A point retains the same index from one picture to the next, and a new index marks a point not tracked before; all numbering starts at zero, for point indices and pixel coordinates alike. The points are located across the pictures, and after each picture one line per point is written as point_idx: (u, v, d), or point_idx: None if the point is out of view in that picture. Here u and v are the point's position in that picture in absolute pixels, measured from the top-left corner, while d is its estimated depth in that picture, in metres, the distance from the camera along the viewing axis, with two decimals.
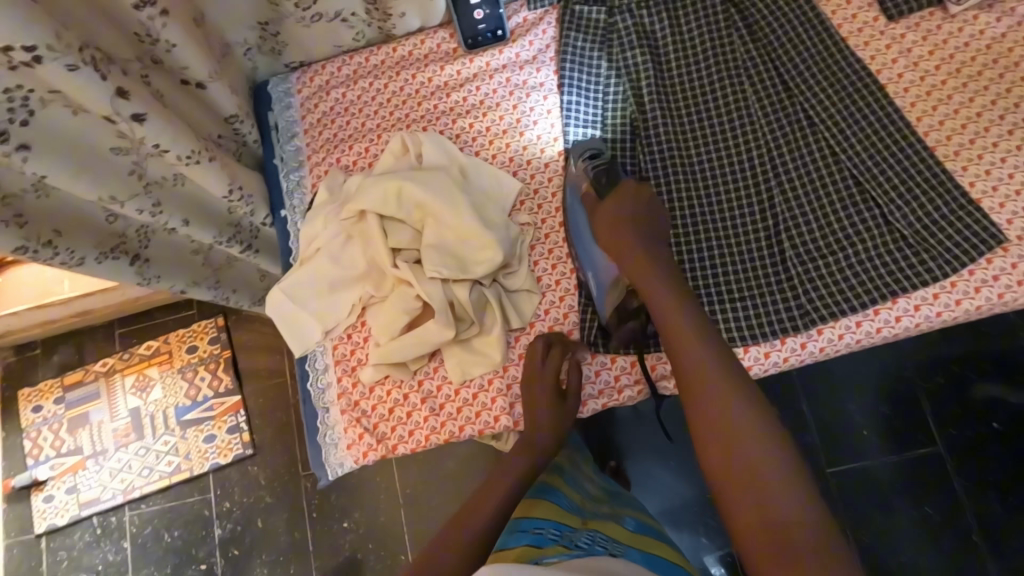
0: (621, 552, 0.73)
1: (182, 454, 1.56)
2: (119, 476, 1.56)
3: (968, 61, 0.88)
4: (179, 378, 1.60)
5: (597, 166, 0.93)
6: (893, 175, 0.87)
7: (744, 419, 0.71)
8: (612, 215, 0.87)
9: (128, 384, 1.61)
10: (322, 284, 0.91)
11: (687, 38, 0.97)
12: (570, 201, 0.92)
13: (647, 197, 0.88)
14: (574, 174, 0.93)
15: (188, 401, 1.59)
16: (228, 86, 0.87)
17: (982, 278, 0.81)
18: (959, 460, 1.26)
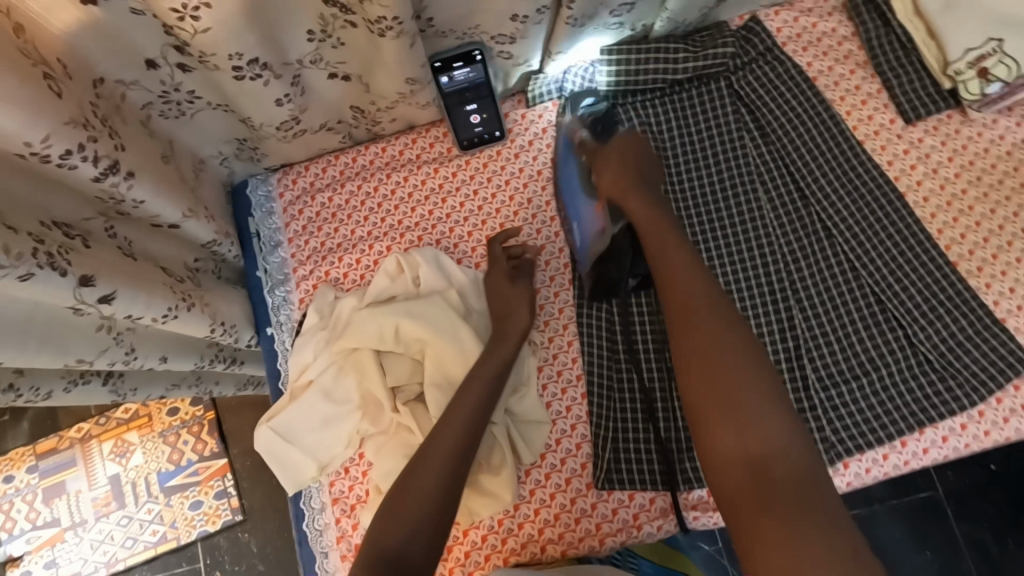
0: (633, 564, 0.89)
1: (167, 523, 1.48)
2: (101, 548, 1.47)
3: (988, 168, 0.85)
4: (161, 442, 1.51)
5: (593, 117, 0.91)
6: (917, 294, 0.83)
7: (737, 360, 0.66)
8: (611, 161, 0.83)
9: (106, 450, 1.51)
10: (316, 422, 0.85)
11: (696, 140, 0.91)
12: (563, 157, 0.89)
13: (647, 153, 0.85)
14: (570, 137, 0.90)
15: (171, 466, 1.50)
16: (203, 216, 0.80)
17: (1010, 407, 0.79)
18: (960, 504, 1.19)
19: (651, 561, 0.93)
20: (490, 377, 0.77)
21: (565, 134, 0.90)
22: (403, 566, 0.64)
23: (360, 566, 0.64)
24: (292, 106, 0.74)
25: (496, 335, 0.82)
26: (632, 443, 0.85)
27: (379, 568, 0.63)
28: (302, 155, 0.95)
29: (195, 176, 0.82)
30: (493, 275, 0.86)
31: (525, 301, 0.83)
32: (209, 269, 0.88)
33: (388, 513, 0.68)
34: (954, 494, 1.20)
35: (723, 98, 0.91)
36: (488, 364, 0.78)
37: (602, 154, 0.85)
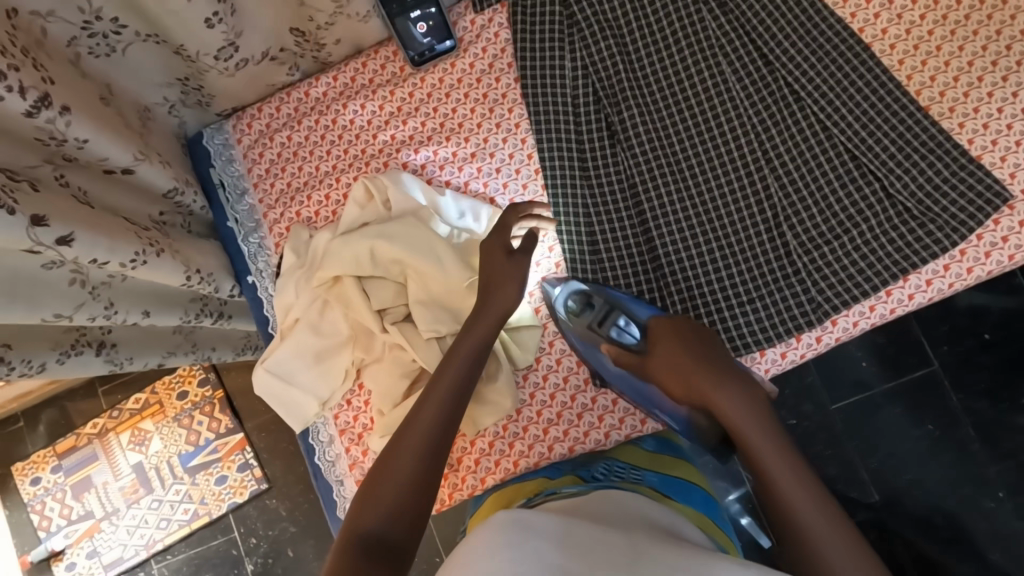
0: (636, 477, 0.75)
1: (197, 500, 1.50)
2: (138, 532, 1.50)
3: (953, 7, 0.82)
4: (177, 426, 1.51)
5: (597, 315, 0.82)
6: (890, 144, 0.82)
7: (841, 549, 0.61)
8: (667, 366, 0.77)
9: (125, 441, 1.51)
10: (311, 358, 0.85)
11: (653, 23, 0.88)
12: (580, 348, 0.84)
13: (689, 337, 0.77)
14: (577, 329, 0.83)
15: (191, 447, 1.51)
16: (158, 161, 0.78)
17: (991, 242, 0.78)
18: (966, 367, 1.15)
19: (656, 472, 0.78)
20: (472, 356, 0.74)
21: (586, 340, 0.83)
22: (384, 544, 0.59)
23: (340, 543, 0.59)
24: (224, 28, 0.71)
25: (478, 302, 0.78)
26: None
27: (355, 547, 0.58)
28: (252, 96, 0.92)
29: (144, 124, 0.79)
30: (489, 244, 0.80)
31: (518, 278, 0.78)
32: (177, 223, 0.87)
33: (371, 492, 0.64)
34: (963, 363, 1.15)
35: None
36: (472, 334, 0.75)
37: (651, 359, 0.79)
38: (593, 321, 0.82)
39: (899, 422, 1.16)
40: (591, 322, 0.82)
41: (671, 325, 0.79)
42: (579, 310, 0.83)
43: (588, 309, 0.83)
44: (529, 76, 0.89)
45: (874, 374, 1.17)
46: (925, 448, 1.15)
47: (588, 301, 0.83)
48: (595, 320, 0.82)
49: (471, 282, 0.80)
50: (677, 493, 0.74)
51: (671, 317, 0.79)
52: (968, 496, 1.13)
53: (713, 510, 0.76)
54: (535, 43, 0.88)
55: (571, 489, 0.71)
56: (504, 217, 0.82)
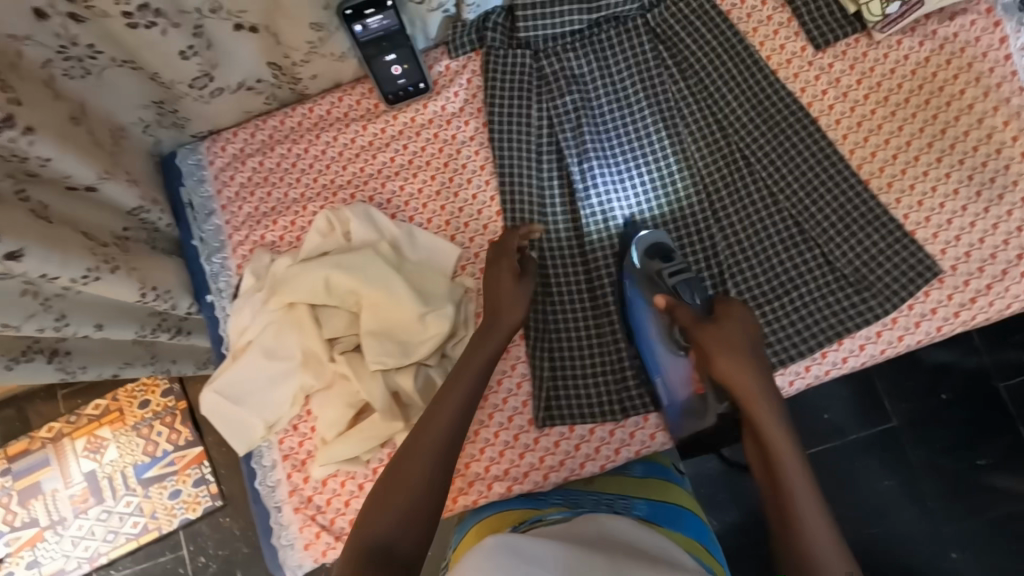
0: (626, 506, 0.79)
1: (148, 514, 1.46)
2: (82, 543, 1.45)
3: (895, 89, 0.88)
4: (134, 435, 1.47)
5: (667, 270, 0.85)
6: (831, 213, 0.86)
7: None
8: (719, 343, 0.77)
9: (80, 448, 1.47)
10: (260, 381, 0.85)
11: (616, 83, 0.92)
12: (629, 293, 0.87)
13: (751, 334, 0.78)
14: (639, 276, 0.86)
15: (146, 459, 1.47)
16: (125, 180, 0.80)
17: (921, 312, 0.82)
18: (924, 422, 1.18)
19: (647, 501, 0.82)
20: (475, 385, 0.77)
21: (632, 277, 0.86)
22: (389, 552, 0.64)
23: (350, 552, 0.63)
24: (199, 60, 0.74)
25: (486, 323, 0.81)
26: (570, 376, 0.86)
27: (366, 559, 0.62)
28: (228, 120, 0.95)
29: (115, 143, 0.82)
30: (498, 256, 0.85)
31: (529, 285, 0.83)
32: (142, 238, 0.88)
33: (377, 504, 0.68)
34: (916, 422, 1.18)
35: (640, 37, 0.92)
36: (469, 364, 0.78)
37: (705, 326, 0.79)
38: (664, 271, 0.85)
39: (855, 475, 1.18)
40: (658, 271, 0.85)
41: (741, 315, 0.79)
42: (655, 258, 0.86)
43: (659, 259, 0.86)
44: (496, 123, 0.93)
45: (833, 425, 1.19)
46: (875, 503, 1.17)
47: (666, 254, 0.86)
48: (665, 271, 0.85)
49: (422, 315, 0.81)
50: (666, 517, 0.78)
51: (745, 312, 0.80)
52: (918, 551, 1.15)
53: (704, 533, 0.79)
54: (504, 93, 0.93)
55: (557, 515, 0.74)
56: (505, 238, 0.86)
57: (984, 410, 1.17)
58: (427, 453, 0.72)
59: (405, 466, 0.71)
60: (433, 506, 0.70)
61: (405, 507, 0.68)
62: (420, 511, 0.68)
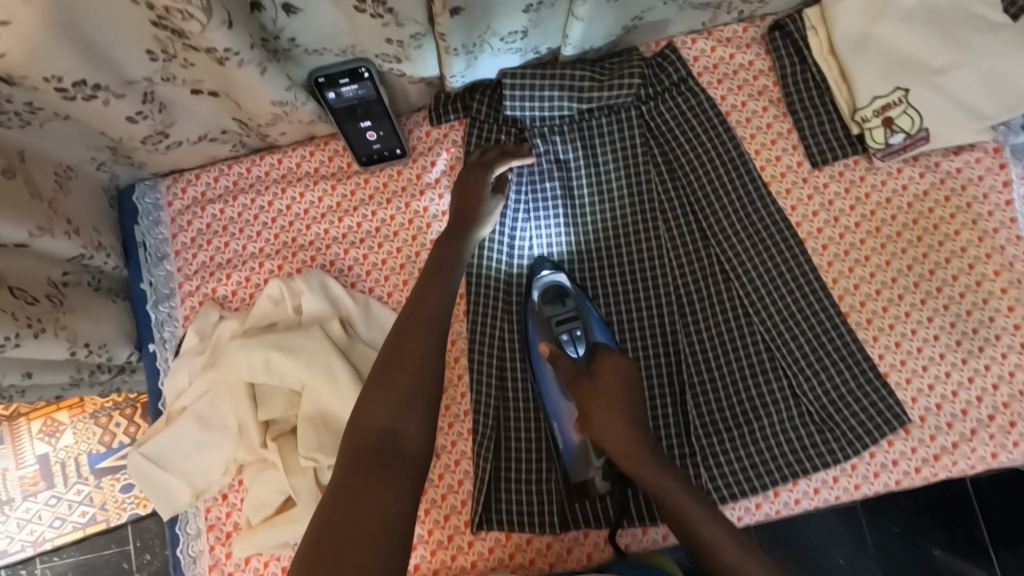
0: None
1: (97, 505, 1.27)
2: (27, 527, 1.27)
3: (888, 220, 0.84)
4: (92, 423, 1.30)
5: (561, 313, 0.84)
6: (804, 344, 0.82)
7: None
8: (589, 393, 0.78)
9: (35, 429, 1.30)
10: (190, 449, 0.81)
11: (601, 175, 0.88)
12: (529, 332, 0.87)
13: (623, 377, 0.79)
14: (539, 318, 0.86)
15: (102, 448, 1.29)
16: (65, 232, 0.75)
17: (882, 462, 0.79)
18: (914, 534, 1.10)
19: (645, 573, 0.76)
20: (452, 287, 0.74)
21: (535, 325, 0.86)
22: (392, 443, 0.61)
23: (350, 446, 0.61)
24: (150, 122, 0.69)
25: (457, 232, 0.79)
26: (514, 480, 0.83)
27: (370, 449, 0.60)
28: (191, 163, 0.90)
29: (59, 186, 0.77)
30: (471, 183, 0.82)
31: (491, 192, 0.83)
32: (82, 283, 0.84)
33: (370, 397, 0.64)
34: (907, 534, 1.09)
35: (632, 130, 0.87)
36: (437, 280, 0.74)
37: (583, 378, 0.80)
38: (557, 316, 0.84)
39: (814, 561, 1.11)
40: (555, 317, 0.85)
41: (617, 360, 0.80)
42: (553, 301, 0.85)
43: (557, 302, 0.85)
44: None
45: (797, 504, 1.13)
46: None
47: (562, 297, 0.85)
48: (558, 316, 0.84)
49: None
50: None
51: (623, 361, 0.80)
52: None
53: None
54: None
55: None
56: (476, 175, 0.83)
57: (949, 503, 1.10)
58: (425, 337, 0.68)
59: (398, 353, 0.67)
60: (437, 376, 0.67)
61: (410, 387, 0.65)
62: (417, 395, 0.65)
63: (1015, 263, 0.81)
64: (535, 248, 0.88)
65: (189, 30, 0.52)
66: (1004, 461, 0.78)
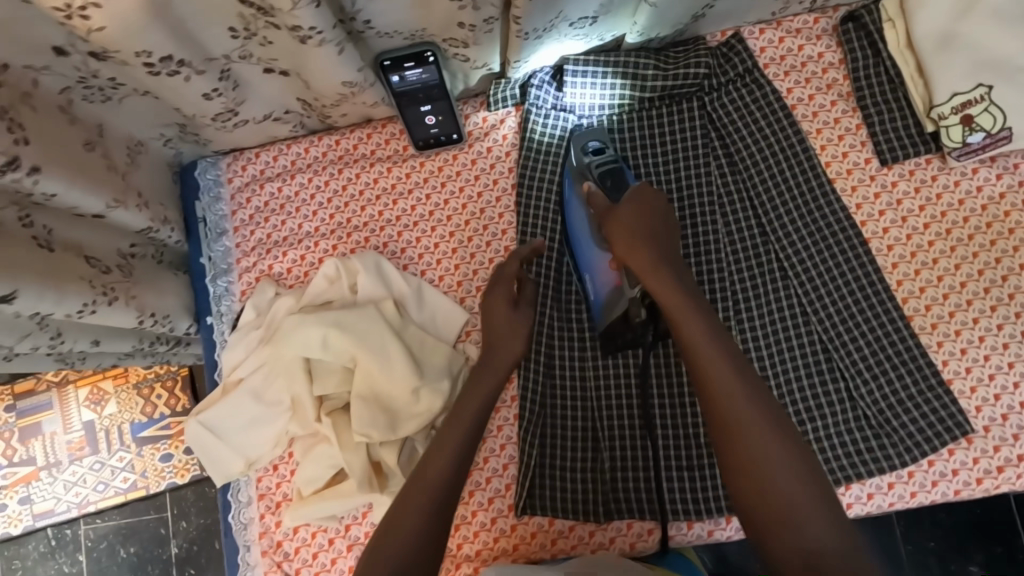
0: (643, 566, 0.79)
1: (137, 472, 1.31)
2: (74, 489, 1.31)
3: (960, 222, 0.81)
4: (134, 394, 1.32)
5: (600, 165, 0.82)
6: (864, 347, 0.80)
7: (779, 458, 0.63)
8: (627, 231, 0.75)
9: (82, 397, 1.33)
10: (245, 421, 0.84)
11: (659, 163, 0.87)
12: (566, 194, 0.85)
13: (664, 222, 0.77)
14: (574, 170, 0.84)
15: (143, 418, 1.33)
16: (136, 204, 0.78)
17: (941, 471, 0.77)
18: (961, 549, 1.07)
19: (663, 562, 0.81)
20: (471, 431, 0.74)
21: (571, 181, 0.84)
22: None
23: None
24: (223, 99, 0.70)
25: (486, 359, 0.79)
26: (559, 469, 0.83)
27: None
28: (252, 141, 0.91)
29: (131, 160, 0.79)
30: (494, 297, 0.80)
31: (519, 330, 0.80)
32: (148, 255, 0.86)
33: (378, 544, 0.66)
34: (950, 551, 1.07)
35: (693, 121, 0.86)
36: (446, 447, 0.72)
37: (616, 212, 0.76)
38: (593, 163, 0.82)
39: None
40: (590, 164, 0.82)
41: (653, 198, 0.78)
42: (586, 148, 0.84)
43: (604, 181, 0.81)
44: (525, 190, 0.87)
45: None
46: None
47: (598, 148, 0.83)
48: (594, 162, 0.82)
49: (417, 387, 0.78)
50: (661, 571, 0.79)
51: (660, 204, 0.77)
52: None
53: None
54: (541, 162, 0.87)
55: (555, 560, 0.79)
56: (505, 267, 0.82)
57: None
58: (435, 485, 0.69)
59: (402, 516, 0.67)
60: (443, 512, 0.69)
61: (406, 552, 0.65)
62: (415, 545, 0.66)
63: None
64: (577, 118, 0.87)
65: (279, 6, 0.53)
66: None
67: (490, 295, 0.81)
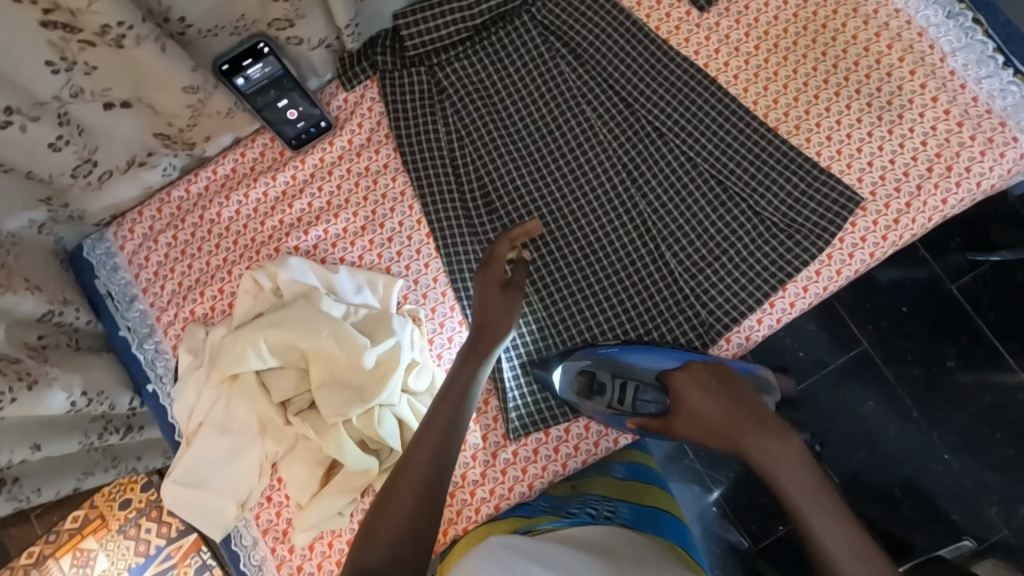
0: (610, 510, 0.76)
1: None
2: None
3: (782, 34, 0.90)
4: (121, 539, 1.24)
5: (609, 395, 0.86)
6: (748, 164, 0.87)
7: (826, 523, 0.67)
8: (696, 408, 0.81)
9: (67, 566, 1.23)
10: (218, 460, 0.81)
11: (517, 82, 0.92)
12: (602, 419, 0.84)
13: (704, 381, 0.81)
14: (573, 379, 0.85)
15: (140, 558, 1.23)
16: (26, 289, 0.76)
17: (852, 243, 0.84)
18: (935, 337, 1.10)
19: (628, 502, 0.80)
20: (462, 400, 0.74)
21: (598, 413, 0.84)
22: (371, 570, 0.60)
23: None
24: (73, 148, 0.71)
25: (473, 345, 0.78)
26: (535, 380, 0.86)
27: None
28: (130, 201, 0.90)
29: (8, 251, 0.77)
30: (484, 278, 0.82)
31: (506, 315, 0.81)
32: (61, 343, 0.83)
33: (369, 527, 0.65)
34: (927, 338, 1.11)
35: (530, 33, 0.92)
36: (432, 430, 0.71)
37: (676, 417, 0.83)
38: (610, 400, 0.86)
39: (843, 398, 1.12)
40: (603, 403, 0.86)
41: (689, 377, 0.82)
42: (589, 388, 0.85)
43: (596, 386, 0.85)
44: (407, 146, 0.90)
45: (812, 359, 1.14)
46: (898, 449, 1.10)
47: (596, 382, 0.85)
48: (611, 399, 0.86)
49: (370, 354, 0.79)
50: (647, 522, 0.75)
51: (708, 371, 0.82)
52: (916, 463, 1.09)
53: (685, 536, 0.78)
54: (410, 119, 0.91)
55: (548, 525, 0.71)
56: (498, 247, 0.83)
57: (946, 306, 1.10)
58: (419, 461, 0.69)
59: (386, 506, 0.66)
60: (434, 489, 0.67)
61: (393, 540, 0.63)
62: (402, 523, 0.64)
63: (902, 33, 0.87)
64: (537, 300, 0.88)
65: (75, 7, 0.55)
66: (954, 206, 0.84)
67: (483, 271, 0.83)
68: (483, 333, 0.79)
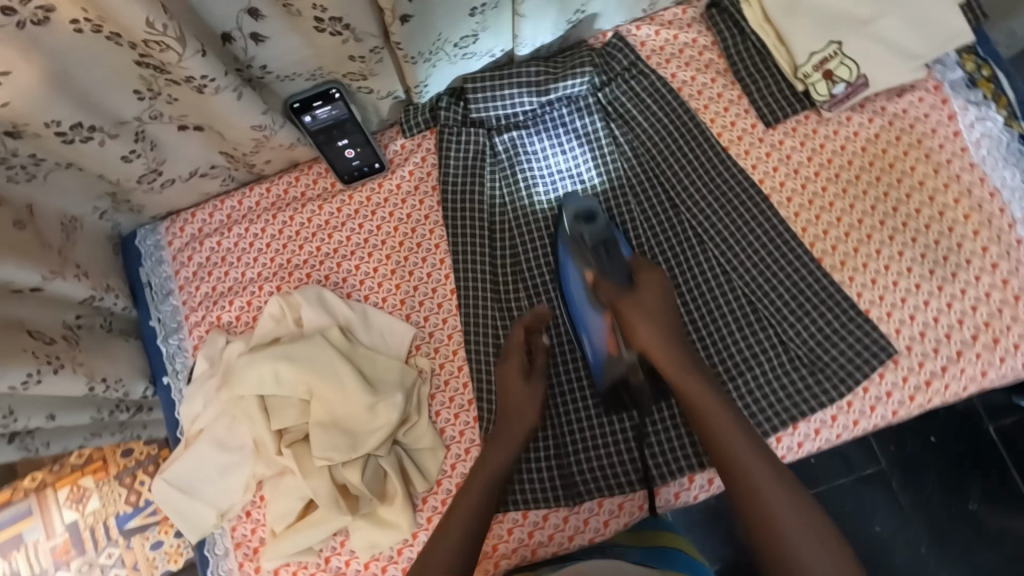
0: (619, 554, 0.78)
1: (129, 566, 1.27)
2: None
3: (845, 165, 0.88)
4: (116, 486, 1.29)
5: (596, 232, 0.85)
6: (785, 291, 0.85)
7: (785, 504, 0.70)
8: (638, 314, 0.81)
9: (63, 499, 1.28)
10: (208, 469, 0.85)
11: (569, 161, 0.93)
12: (561, 256, 0.88)
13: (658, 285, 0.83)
14: (569, 239, 0.86)
15: (129, 508, 1.28)
16: (75, 275, 0.81)
17: (876, 395, 0.81)
18: (953, 492, 1.05)
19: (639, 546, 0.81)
20: (484, 489, 0.76)
21: (565, 246, 0.87)
22: None
23: None
24: (144, 160, 0.76)
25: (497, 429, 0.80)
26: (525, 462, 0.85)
27: None
28: (186, 202, 0.95)
29: (66, 236, 0.82)
30: (506, 369, 0.83)
31: (532, 405, 0.81)
32: (95, 325, 0.88)
33: None
34: (946, 490, 1.05)
35: (591, 116, 0.93)
36: (456, 520, 0.74)
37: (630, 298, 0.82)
38: (588, 233, 0.85)
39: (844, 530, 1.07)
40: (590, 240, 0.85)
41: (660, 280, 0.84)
42: (583, 219, 0.86)
43: (588, 220, 0.86)
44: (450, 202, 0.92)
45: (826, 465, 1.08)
46: None
47: (592, 216, 0.86)
48: (592, 235, 0.85)
49: (369, 403, 0.81)
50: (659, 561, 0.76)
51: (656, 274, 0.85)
52: None
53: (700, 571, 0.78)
54: (456, 177, 0.92)
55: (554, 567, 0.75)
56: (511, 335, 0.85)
57: (971, 459, 1.05)
58: (444, 554, 0.72)
59: None
60: None
61: None
62: None
63: (973, 189, 0.84)
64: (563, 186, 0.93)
65: (167, 61, 0.60)
66: (994, 378, 0.80)
67: (503, 364, 0.83)
68: (507, 422, 0.80)
